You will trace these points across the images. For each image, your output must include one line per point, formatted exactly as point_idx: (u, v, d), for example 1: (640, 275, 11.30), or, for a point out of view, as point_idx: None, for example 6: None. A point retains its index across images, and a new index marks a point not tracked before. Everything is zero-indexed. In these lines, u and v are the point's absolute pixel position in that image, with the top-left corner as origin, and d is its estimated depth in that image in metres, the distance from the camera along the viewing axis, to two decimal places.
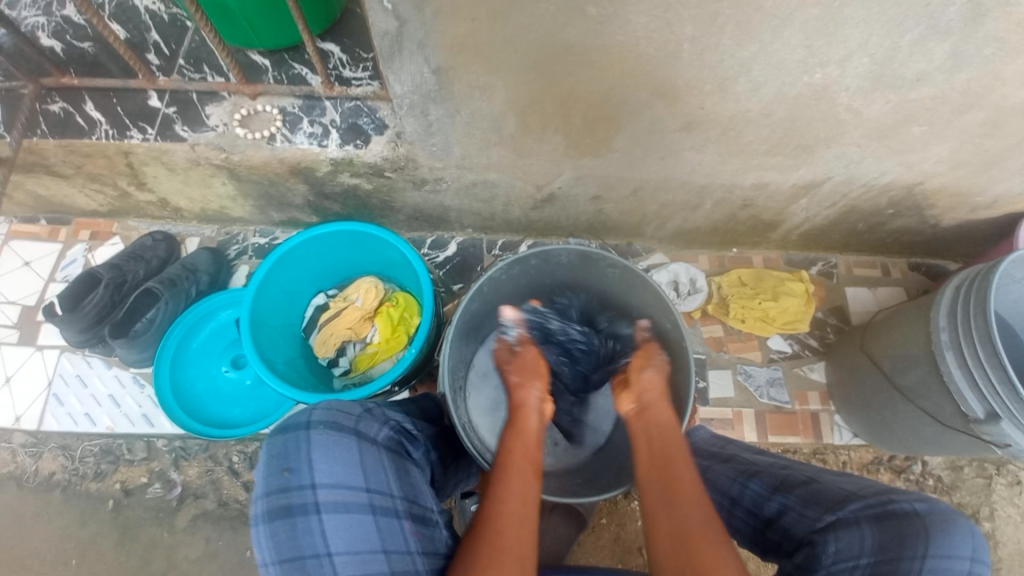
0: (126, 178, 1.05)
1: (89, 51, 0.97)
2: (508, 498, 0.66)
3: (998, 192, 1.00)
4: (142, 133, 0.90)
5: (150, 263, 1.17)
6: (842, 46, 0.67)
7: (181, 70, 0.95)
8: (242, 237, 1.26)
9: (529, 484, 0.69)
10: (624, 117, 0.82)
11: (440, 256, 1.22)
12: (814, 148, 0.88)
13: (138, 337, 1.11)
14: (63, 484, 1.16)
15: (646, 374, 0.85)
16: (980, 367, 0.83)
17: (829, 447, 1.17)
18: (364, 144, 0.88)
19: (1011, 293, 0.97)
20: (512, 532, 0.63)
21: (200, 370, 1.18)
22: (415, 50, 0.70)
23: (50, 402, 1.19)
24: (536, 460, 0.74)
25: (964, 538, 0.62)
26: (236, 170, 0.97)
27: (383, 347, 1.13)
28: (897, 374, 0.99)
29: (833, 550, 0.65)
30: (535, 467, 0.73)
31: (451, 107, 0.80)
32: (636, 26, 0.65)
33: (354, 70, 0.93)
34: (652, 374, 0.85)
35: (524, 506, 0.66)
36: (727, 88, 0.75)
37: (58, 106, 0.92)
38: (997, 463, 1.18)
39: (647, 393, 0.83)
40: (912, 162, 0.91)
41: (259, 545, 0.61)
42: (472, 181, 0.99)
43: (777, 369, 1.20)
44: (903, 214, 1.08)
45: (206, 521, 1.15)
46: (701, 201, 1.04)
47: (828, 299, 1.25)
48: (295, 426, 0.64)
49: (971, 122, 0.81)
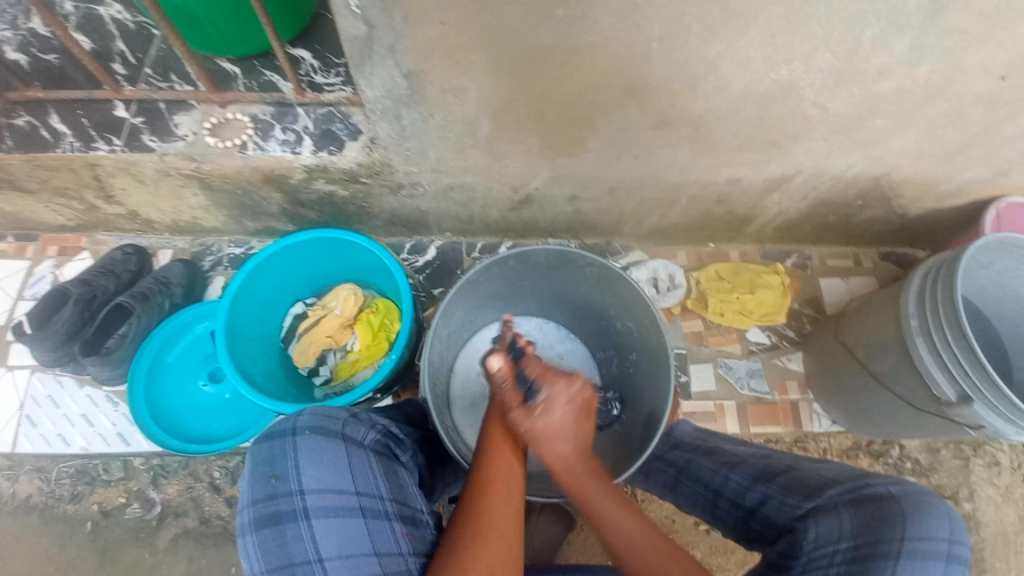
0: (94, 191, 1.03)
1: (54, 62, 0.94)
2: (496, 476, 0.66)
3: (962, 181, 1.03)
4: (109, 145, 0.88)
5: (122, 278, 1.14)
6: (806, 42, 0.69)
7: (148, 79, 0.93)
8: (216, 248, 1.24)
9: (515, 465, 0.68)
10: (598, 117, 0.82)
11: (419, 260, 1.22)
12: (783, 143, 0.89)
13: (110, 354, 1.09)
14: (40, 507, 1.13)
15: (550, 447, 0.71)
16: (950, 351, 0.85)
17: (809, 435, 1.19)
18: (338, 150, 0.88)
19: (979, 279, 1.00)
20: (497, 508, 0.63)
21: (177, 385, 1.16)
22: (386, 54, 0.69)
23: (22, 423, 1.16)
24: (521, 442, 0.73)
25: (941, 519, 0.63)
26: (208, 180, 0.95)
27: (364, 354, 1.12)
28: (871, 361, 1.01)
29: (814, 536, 0.66)
30: (518, 447, 0.71)
31: (424, 110, 0.80)
32: (605, 27, 0.65)
33: (327, 76, 0.91)
34: (556, 440, 0.71)
35: (510, 485, 0.66)
36: (697, 86, 0.76)
37: (23, 119, 0.90)
38: (973, 445, 1.21)
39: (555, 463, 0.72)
40: (878, 154, 0.93)
41: (248, 555, 0.60)
42: (449, 184, 0.99)
43: (757, 361, 1.22)
44: (872, 205, 1.10)
45: (187, 539, 1.12)
46: (677, 198, 1.05)
47: (804, 291, 1.27)
48: (280, 433, 0.64)
49: (934, 113, 0.83)
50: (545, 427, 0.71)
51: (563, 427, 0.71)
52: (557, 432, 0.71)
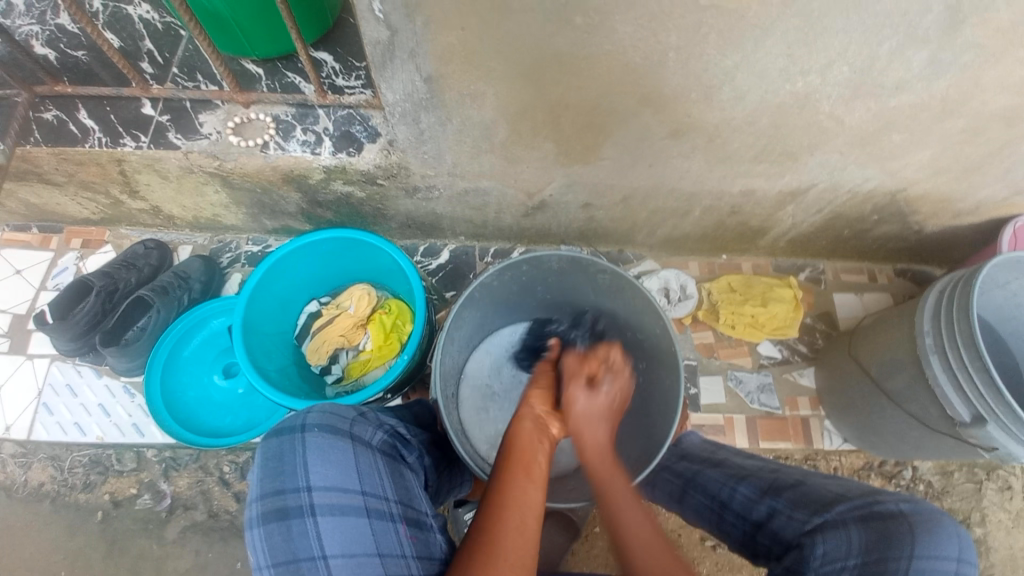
0: (119, 186, 1.05)
1: (84, 60, 0.97)
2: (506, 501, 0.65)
3: (981, 199, 1.02)
4: (135, 141, 0.91)
5: (142, 272, 1.17)
6: (822, 55, 0.69)
7: (175, 79, 0.96)
8: (234, 246, 1.26)
9: (528, 493, 0.67)
10: (613, 125, 0.83)
11: (433, 264, 1.23)
12: (798, 155, 0.89)
13: (129, 346, 1.11)
14: (51, 495, 1.15)
15: (589, 430, 0.78)
16: (964, 369, 0.84)
17: (820, 452, 1.18)
18: (357, 152, 0.89)
19: (995, 298, 0.98)
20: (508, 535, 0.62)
21: (191, 378, 1.18)
22: (407, 58, 0.71)
23: (39, 411, 1.18)
24: (539, 468, 0.71)
25: (950, 538, 0.62)
26: (229, 178, 0.97)
27: (376, 354, 1.14)
28: (885, 378, 1.00)
29: (821, 552, 0.66)
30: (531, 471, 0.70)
31: (442, 114, 0.81)
32: (622, 35, 0.66)
33: (348, 78, 0.93)
34: (591, 425, 0.79)
35: (523, 516, 0.64)
36: (713, 96, 0.76)
37: (53, 114, 0.93)
38: (987, 468, 1.19)
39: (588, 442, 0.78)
40: (895, 169, 0.93)
41: (254, 549, 0.61)
42: (464, 188, 1.00)
43: (767, 375, 1.21)
44: (888, 221, 1.10)
45: (195, 533, 1.14)
46: (691, 208, 1.06)
47: (816, 305, 1.26)
48: (290, 429, 0.65)
49: (952, 129, 0.83)
50: (595, 401, 0.81)
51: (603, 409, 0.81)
52: (594, 417, 0.79)
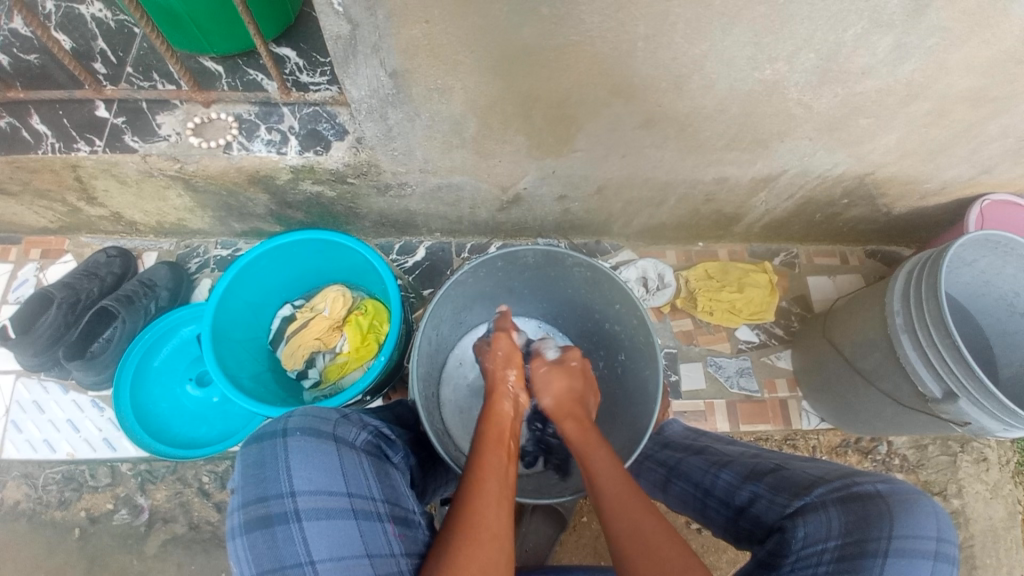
0: (76, 193, 1.01)
1: (36, 63, 0.93)
2: (484, 476, 0.68)
3: (946, 179, 1.04)
4: (90, 146, 0.87)
5: (106, 281, 1.12)
6: (789, 42, 0.69)
7: (130, 78, 0.92)
8: (202, 250, 1.23)
9: (506, 465, 0.71)
10: (584, 116, 0.82)
11: (408, 261, 1.21)
12: (769, 142, 0.90)
13: (95, 358, 1.08)
14: (28, 514, 1.12)
15: (555, 399, 0.84)
16: (934, 347, 0.86)
17: (799, 432, 1.20)
18: (324, 150, 0.87)
19: (963, 276, 1.00)
20: (489, 508, 0.64)
21: (163, 389, 1.15)
22: (370, 53, 0.69)
23: (7, 429, 1.14)
24: (512, 447, 0.75)
25: (928, 517, 0.63)
26: (192, 181, 0.94)
27: (354, 356, 1.12)
28: (858, 359, 1.02)
29: (802, 534, 0.67)
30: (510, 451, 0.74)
31: (411, 110, 0.79)
32: (589, 25, 0.65)
33: (313, 75, 0.91)
34: (559, 394, 0.84)
35: (502, 483, 0.68)
36: (683, 85, 0.76)
37: (4, 120, 0.88)
38: (961, 441, 1.22)
39: (559, 409, 0.84)
40: (863, 153, 0.93)
41: (238, 558, 0.59)
42: (436, 184, 0.99)
43: (746, 359, 1.22)
44: (857, 204, 1.11)
45: (177, 545, 1.11)
46: (665, 198, 1.06)
47: (791, 289, 1.27)
48: (271, 435, 0.64)
49: (917, 112, 0.84)
50: (558, 378, 0.85)
51: (570, 378, 0.86)
52: (562, 387, 0.85)
